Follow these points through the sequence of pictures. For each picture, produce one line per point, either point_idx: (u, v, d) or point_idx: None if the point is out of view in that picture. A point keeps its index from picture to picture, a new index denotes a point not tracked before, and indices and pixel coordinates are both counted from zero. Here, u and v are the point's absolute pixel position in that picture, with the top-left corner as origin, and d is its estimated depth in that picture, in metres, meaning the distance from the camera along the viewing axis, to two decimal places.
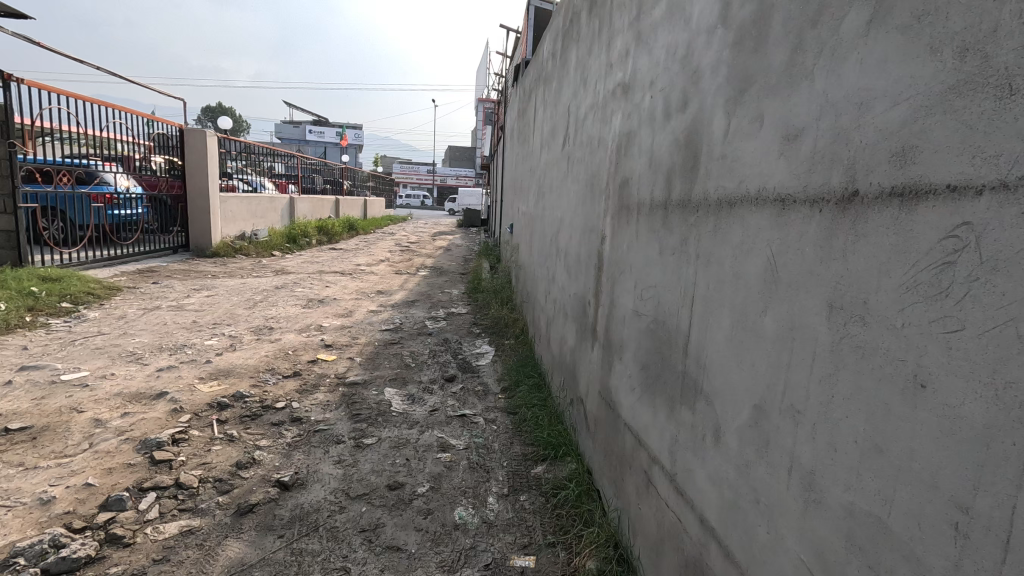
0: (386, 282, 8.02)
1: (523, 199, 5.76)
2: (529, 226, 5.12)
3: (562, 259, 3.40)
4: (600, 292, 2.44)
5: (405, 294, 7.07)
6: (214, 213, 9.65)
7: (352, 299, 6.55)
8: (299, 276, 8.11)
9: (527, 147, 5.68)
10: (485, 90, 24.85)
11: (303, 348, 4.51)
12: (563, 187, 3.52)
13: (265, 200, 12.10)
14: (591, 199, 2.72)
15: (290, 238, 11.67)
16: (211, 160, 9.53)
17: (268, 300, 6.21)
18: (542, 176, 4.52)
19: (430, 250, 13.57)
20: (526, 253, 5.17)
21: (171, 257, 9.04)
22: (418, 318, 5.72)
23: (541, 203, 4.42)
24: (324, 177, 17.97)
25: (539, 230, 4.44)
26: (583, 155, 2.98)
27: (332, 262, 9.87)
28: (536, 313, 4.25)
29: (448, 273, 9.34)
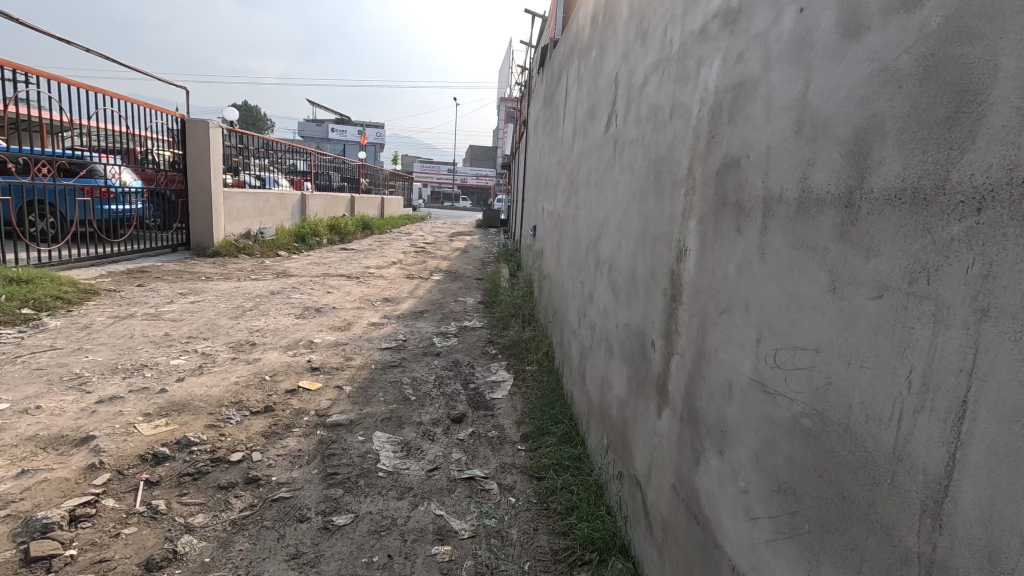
0: (394, 289, 7.28)
1: (550, 199, 4.96)
2: (557, 230, 4.33)
3: (604, 275, 2.60)
4: (676, 335, 1.63)
5: (414, 303, 6.31)
6: (216, 210, 9.07)
7: (354, 308, 5.82)
8: (302, 280, 7.44)
9: (556, 138, 4.88)
10: (508, 86, 24.02)
11: (285, 372, 3.77)
12: (607, 181, 2.71)
13: (274, 197, 11.51)
14: (655, 196, 1.91)
15: (299, 237, 11.08)
16: (215, 153, 8.95)
17: (259, 309, 5.51)
18: (574, 171, 3.72)
19: (447, 252, 12.86)
20: (552, 263, 4.37)
21: (169, 255, 8.47)
22: (425, 333, 4.95)
23: (574, 203, 3.62)
24: (339, 173, 17.34)
25: (570, 236, 3.64)
26: (640, 135, 2.17)
27: (340, 264, 9.18)
28: (566, 338, 3.45)
29: (463, 278, 8.56)
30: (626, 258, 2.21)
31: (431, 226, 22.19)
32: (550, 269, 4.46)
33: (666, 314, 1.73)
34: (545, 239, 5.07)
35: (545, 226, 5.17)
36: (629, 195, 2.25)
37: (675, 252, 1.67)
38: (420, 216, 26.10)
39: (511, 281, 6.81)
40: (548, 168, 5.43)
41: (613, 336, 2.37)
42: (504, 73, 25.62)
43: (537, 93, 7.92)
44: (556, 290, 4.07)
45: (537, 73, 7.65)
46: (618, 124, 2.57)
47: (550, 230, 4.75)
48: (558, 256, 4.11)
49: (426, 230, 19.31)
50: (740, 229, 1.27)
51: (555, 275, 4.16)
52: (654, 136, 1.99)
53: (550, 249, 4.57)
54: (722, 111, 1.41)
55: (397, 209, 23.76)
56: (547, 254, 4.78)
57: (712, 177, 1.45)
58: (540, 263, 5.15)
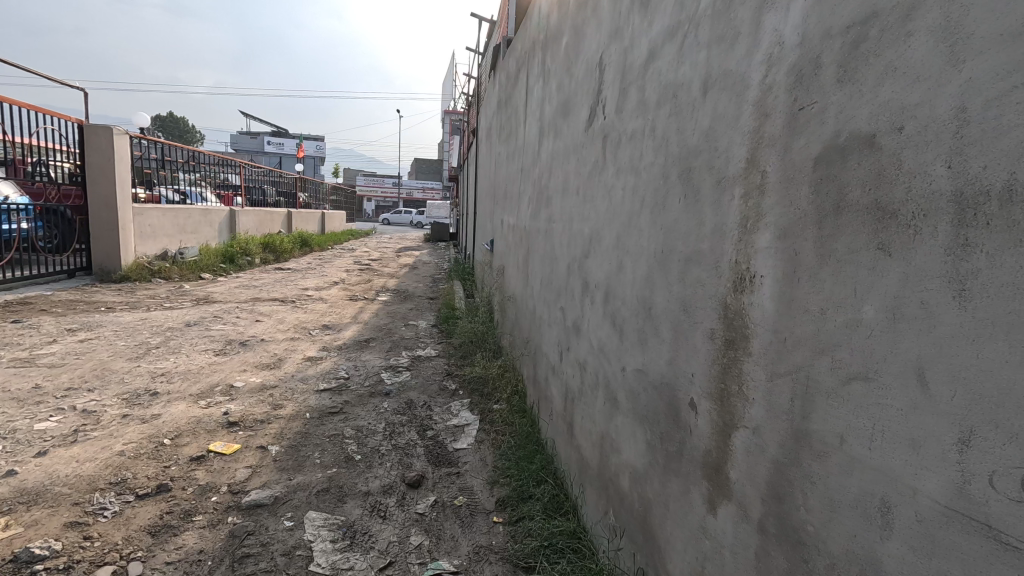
0: (336, 313, 6.49)
1: (512, 208, 4.44)
2: (522, 245, 3.81)
3: (598, 302, 2.09)
4: (740, 402, 1.13)
5: (359, 331, 5.59)
6: (124, 228, 7.93)
7: (287, 340, 5.02)
8: (226, 306, 6.52)
9: (516, 146, 4.41)
10: (453, 99, 23.56)
11: (191, 432, 2.99)
12: (594, 185, 2.22)
13: (197, 213, 10.35)
14: (683, 201, 1.43)
15: (226, 257, 10.01)
16: (121, 164, 7.83)
17: (169, 346, 4.62)
18: (543, 180, 3.24)
19: (394, 268, 12.12)
20: (518, 283, 3.85)
21: (65, 282, 7.28)
22: (371, 368, 4.27)
23: (545, 214, 3.12)
24: (274, 187, 16.15)
25: (541, 252, 3.13)
26: (649, 125, 1.68)
27: (273, 286, 8.25)
28: (544, 375, 2.91)
29: (413, 298, 7.87)
30: (636, 284, 1.72)
31: (377, 241, 21.20)
32: (516, 290, 3.93)
33: (718, 367, 1.22)
34: (506, 257, 4.55)
35: (505, 242, 4.66)
36: (634, 203, 1.76)
37: (731, 280, 1.18)
38: (366, 232, 25.00)
39: (467, 302, 6.21)
40: (506, 178, 4.93)
41: (617, 384, 1.85)
42: (449, 85, 25.16)
43: (488, 101, 7.45)
44: (524, 316, 3.54)
45: (489, 78, 7.19)
46: (609, 114, 2.08)
47: (512, 246, 4.24)
48: (526, 275, 3.59)
49: (371, 246, 18.34)
50: (885, 249, 0.78)
51: (523, 297, 3.64)
52: (674, 123, 1.51)
53: (515, 267, 4.05)
54: (820, 68, 0.93)
55: (339, 225, 22.56)
56: (510, 272, 4.25)
57: (802, 171, 0.96)
58: (502, 283, 4.61)
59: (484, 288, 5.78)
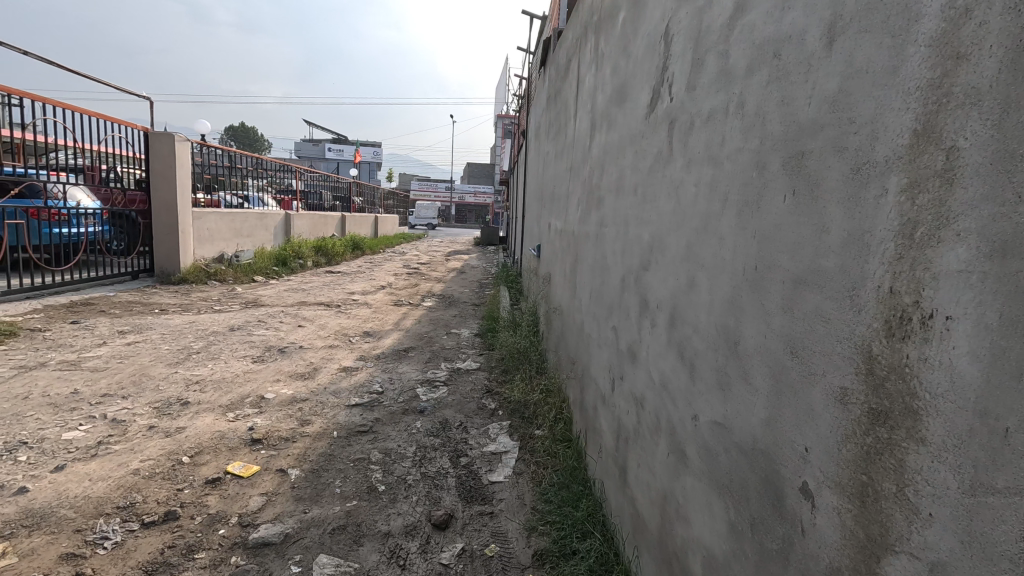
0: (378, 319, 6.34)
1: (559, 211, 4.08)
2: (570, 251, 3.43)
3: (660, 325, 1.69)
4: (904, 514, 0.72)
5: (399, 339, 5.38)
6: (184, 232, 8.19)
7: (325, 348, 4.87)
8: (273, 310, 6.53)
9: (565, 143, 4.04)
10: (505, 102, 23.48)
11: (212, 449, 2.82)
12: (656, 182, 1.83)
13: (254, 217, 10.64)
14: (789, 200, 1.02)
15: (279, 260, 10.23)
16: (182, 169, 8.09)
17: (209, 352, 4.56)
18: (594, 178, 2.85)
19: (442, 273, 12.03)
20: (565, 294, 3.47)
21: (128, 284, 7.57)
22: (407, 381, 4.01)
23: (596, 216, 2.73)
24: (329, 192, 16.53)
25: (591, 260, 2.75)
26: (734, 100, 1.28)
27: (321, 290, 8.27)
28: (593, 403, 2.53)
29: (458, 305, 7.63)
30: (713, 308, 1.31)
31: (427, 245, 21.36)
32: (563, 301, 3.56)
33: (854, 449, 0.81)
34: (553, 265, 4.17)
35: (552, 248, 4.29)
36: (713, 202, 1.36)
37: (882, 318, 0.77)
38: (417, 235, 25.30)
39: (512, 310, 5.89)
40: (554, 178, 4.57)
41: (685, 435, 1.45)
42: (501, 89, 25.06)
43: (537, 100, 7.11)
44: (572, 332, 3.16)
45: (538, 76, 6.87)
46: (678, 93, 1.69)
47: (559, 253, 3.86)
48: (574, 285, 3.21)
49: (421, 249, 18.46)
50: None
51: (570, 311, 3.26)
52: (774, 91, 1.10)
53: (562, 276, 3.68)
54: None
55: (392, 228, 22.91)
56: (557, 281, 3.88)
57: None
58: (549, 293, 4.24)
59: (529, 297, 5.42)
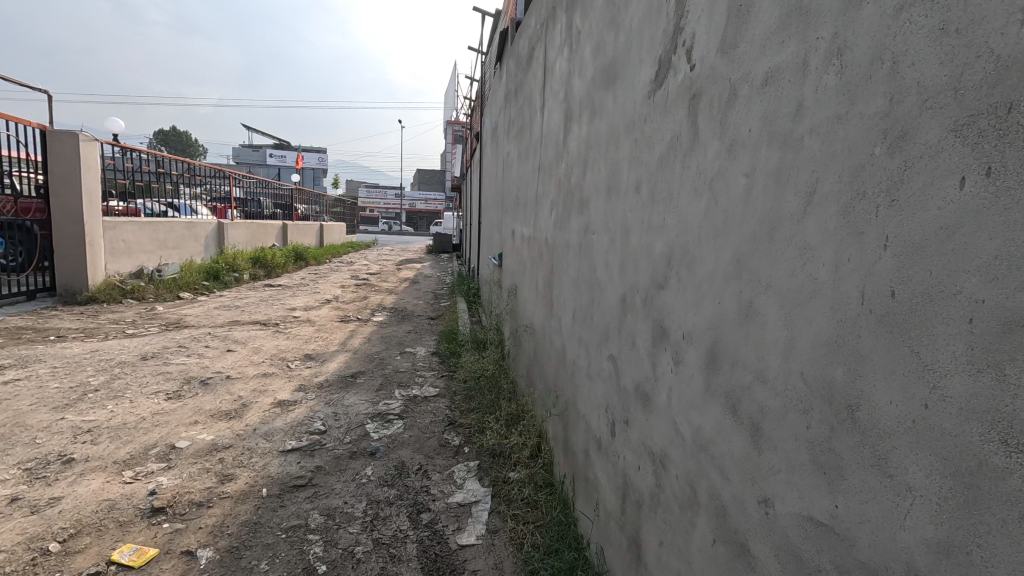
0: (322, 339, 5.68)
1: (526, 218, 3.67)
2: (543, 262, 3.01)
3: (691, 364, 1.29)
4: None
5: (346, 363, 4.77)
6: (93, 244, 7.19)
7: (257, 377, 4.21)
8: (198, 331, 5.73)
9: (532, 140, 3.63)
10: (455, 107, 23.01)
11: (96, 527, 2.17)
12: (673, 176, 1.43)
13: (180, 226, 9.61)
14: (978, 190, 0.62)
15: (211, 274, 9.28)
16: (90, 173, 7.10)
17: (112, 389, 3.80)
18: (574, 177, 2.44)
19: (394, 283, 11.37)
20: (539, 311, 3.04)
21: (23, 305, 6.52)
22: (355, 415, 3.45)
23: (578, 221, 2.32)
24: (269, 198, 15.45)
25: (575, 273, 2.33)
26: (820, 51, 0.89)
27: (257, 307, 7.46)
28: (584, 447, 2.11)
29: (411, 319, 7.04)
30: (797, 350, 0.91)
31: (377, 253, 20.47)
32: (535, 319, 3.13)
33: None
34: (520, 278, 3.75)
35: (519, 259, 3.86)
36: (786, 198, 0.96)
37: None
38: (366, 244, 24.28)
39: (472, 325, 5.41)
40: (519, 179, 4.14)
41: (747, 525, 1.05)
42: (452, 95, 24.64)
43: (493, 101, 6.71)
44: (549, 357, 2.73)
45: (494, 74, 6.46)
46: (704, 58, 1.29)
47: (528, 265, 3.44)
48: (550, 301, 2.79)
49: (370, 259, 17.58)
50: None
51: (546, 330, 2.84)
52: (917, 22, 0.71)
53: (533, 290, 3.25)
54: None
55: (339, 236, 21.83)
56: (526, 295, 3.45)
57: None
58: (516, 308, 3.80)
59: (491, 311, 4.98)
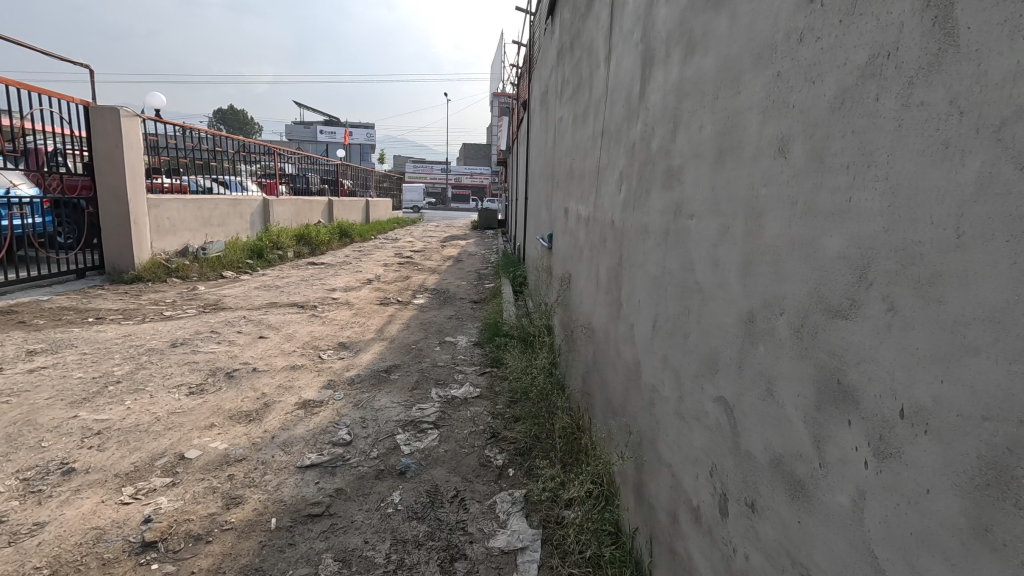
0: (359, 326, 5.34)
1: (584, 195, 3.06)
2: (607, 249, 2.42)
3: (925, 468, 0.71)
4: None
5: (380, 355, 4.38)
6: (138, 222, 7.14)
7: (285, 370, 3.88)
8: (234, 314, 5.52)
9: (593, 99, 3.00)
10: (502, 78, 22.21)
11: (73, 568, 1.84)
12: (877, 124, 0.82)
13: (225, 203, 9.55)
14: None
15: (255, 252, 9.21)
16: (132, 150, 7.00)
17: (134, 381, 3.56)
18: (657, 140, 1.83)
19: (437, 262, 11.04)
20: (601, 312, 2.47)
21: (72, 284, 6.54)
22: (385, 422, 3.03)
23: (663, 198, 1.72)
24: (316, 175, 15.38)
25: (657, 270, 1.75)
26: None
27: (296, 288, 7.25)
28: (669, 507, 1.57)
29: (453, 304, 6.62)
30: None
31: (422, 229, 20.25)
32: (594, 319, 2.57)
33: None
34: (575, 267, 3.17)
35: (574, 243, 3.27)
36: None
37: None
38: (412, 219, 24.14)
39: (517, 314, 4.91)
40: (574, 148, 3.53)
41: None
42: (497, 65, 23.77)
43: (543, 63, 6.03)
44: (617, 373, 2.18)
45: (544, 32, 5.76)
46: None
47: (586, 252, 2.86)
48: (618, 300, 2.21)
49: (415, 235, 17.37)
50: None
51: (612, 336, 2.28)
52: None
53: (592, 283, 2.67)
54: None
55: (385, 212, 21.72)
56: (584, 288, 2.88)
57: None
58: (571, 302, 3.24)
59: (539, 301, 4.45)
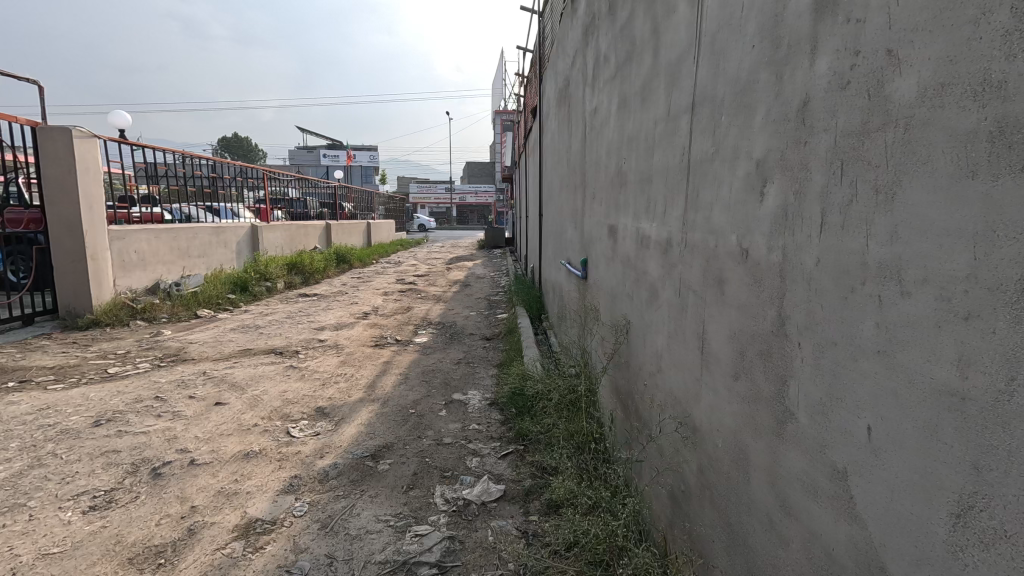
0: (345, 381, 4.29)
1: (656, 208, 2.04)
2: (734, 299, 1.38)
3: None
4: None
5: (369, 428, 3.33)
6: (96, 258, 6.21)
7: (236, 461, 2.84)
8: (194, 369, 4.50)
9: (666, 62, 1.99)
10: (505, 93, 21.62)
11: None
12: None
13: (207, 232, 8.63)
14: None
15: (239, 285, 8.27)
16: (88, 175, 6.11)
17: (15, 491, 2.52)
18: (915, 74, 0.81)
19: (444, 287, 10.08)
20: (723, 409, 1.43)
21: (15, 333, 5.58)
22: (362, 568, 1.98)
23: (980, 206, 0.70)
24: (314, 198, 14.56)
25: (965, 377, 0.71)
26: None
27: (280, 328, 6.26)
28: None
29: (462, 342, 5.60)
30: None
31: (427, 251, 19.30)
32: (704, 417, 1.53)
33: None
34: (647, 315, 2.12)
35: (639, 281, 2.24)
36: None
37: None
38: (416, 240, 23.23)
39: (544, 363, 3.89)
40: (628, 144, 2.52)
41: None
42: (501, 81, 23.05)
43: (561, 54, 5.05)
44: (787, 548, 1.13)
45: (562, 18, 4.85)
46: None
47: (671, 297, 1.84)
48: (776, 403, 1.17)
49: (419, 258, 16.47)
50: None
51: (762, 464, 1.23)
52: None
53: (695, 349, 1.63)
54: None
55: (388, 234, 20.80)
56: (671, 353, 1.84)
57: None
58: (641, 367, 2.19)
59: (574, 350, 3.41)
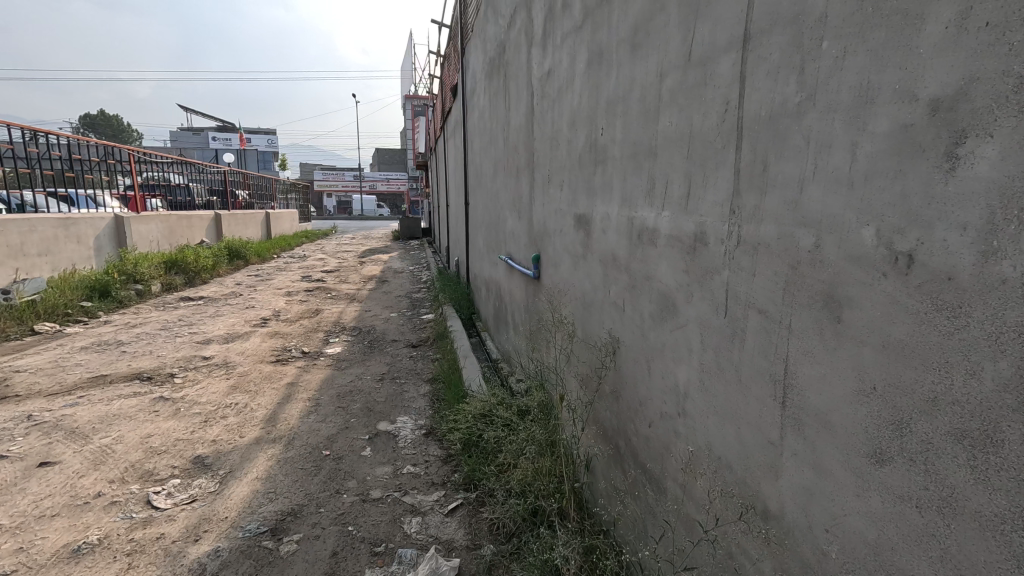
0: (235, 414, 3.37)
1: (669, 189, 1.49)
2: (868, 333, 0.85)
3: None
4: None
5: (267, 486, 2.52)
6: None
7: (57, 567, 1.93)
8: (15, 411, 3.34)
9: None
10: (416, 73, 20.49)
11: None
12: None
13: (50, 225, 6.94)
14: None
15: (98, 290, 6.76)
16: None
17: None
18: None
19: (358, 284, 9.09)
20: (844, 503, 0.91)
21: None
22: None
23: None
24: (199, 185, 12.64)
25: None
26: None
27: (151, 344, 5.06)
28: None
29: (385, 352, 4.84)
30: None
31: (336, 244, 17.72)
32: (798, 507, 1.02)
33: None
34: (654, 336, 1.58)
35: (638, 288, 1.69)
36: None
37: None
38: (323, 232, 21.39)
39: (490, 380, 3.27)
40: (608, 108, 1.96)
41: None
42: (409, 62, 21.88)
43: (493, 17, 4.40)
44: None
45: None
46: None
47: (707, 315, 1.30)
48: (1011, 528, 0.66)
49: (329, 251, 15.08)
50: None
51: None
52: None
53: (763, 397, 1.11)
54: None
55: (291, 225, 18.90)
56: (709, 395, 1.31)
57: None
58: (646, 402, 1.66)
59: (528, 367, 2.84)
